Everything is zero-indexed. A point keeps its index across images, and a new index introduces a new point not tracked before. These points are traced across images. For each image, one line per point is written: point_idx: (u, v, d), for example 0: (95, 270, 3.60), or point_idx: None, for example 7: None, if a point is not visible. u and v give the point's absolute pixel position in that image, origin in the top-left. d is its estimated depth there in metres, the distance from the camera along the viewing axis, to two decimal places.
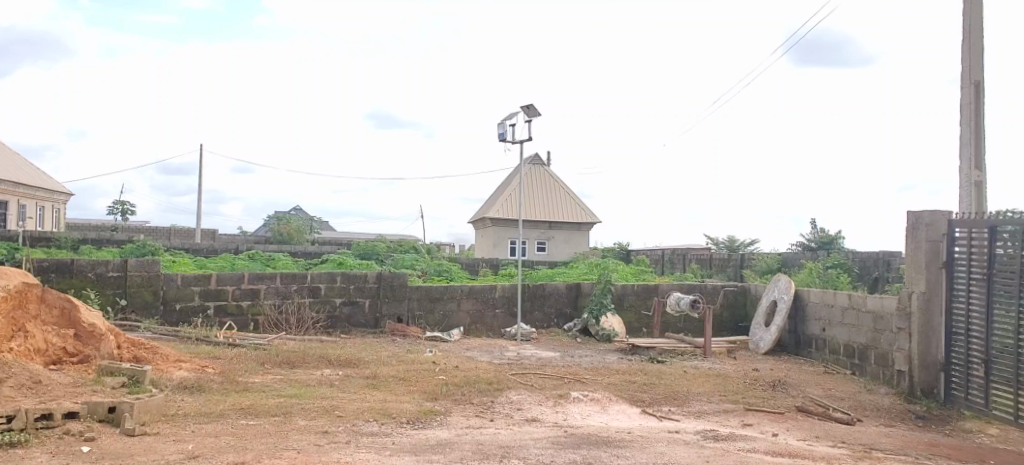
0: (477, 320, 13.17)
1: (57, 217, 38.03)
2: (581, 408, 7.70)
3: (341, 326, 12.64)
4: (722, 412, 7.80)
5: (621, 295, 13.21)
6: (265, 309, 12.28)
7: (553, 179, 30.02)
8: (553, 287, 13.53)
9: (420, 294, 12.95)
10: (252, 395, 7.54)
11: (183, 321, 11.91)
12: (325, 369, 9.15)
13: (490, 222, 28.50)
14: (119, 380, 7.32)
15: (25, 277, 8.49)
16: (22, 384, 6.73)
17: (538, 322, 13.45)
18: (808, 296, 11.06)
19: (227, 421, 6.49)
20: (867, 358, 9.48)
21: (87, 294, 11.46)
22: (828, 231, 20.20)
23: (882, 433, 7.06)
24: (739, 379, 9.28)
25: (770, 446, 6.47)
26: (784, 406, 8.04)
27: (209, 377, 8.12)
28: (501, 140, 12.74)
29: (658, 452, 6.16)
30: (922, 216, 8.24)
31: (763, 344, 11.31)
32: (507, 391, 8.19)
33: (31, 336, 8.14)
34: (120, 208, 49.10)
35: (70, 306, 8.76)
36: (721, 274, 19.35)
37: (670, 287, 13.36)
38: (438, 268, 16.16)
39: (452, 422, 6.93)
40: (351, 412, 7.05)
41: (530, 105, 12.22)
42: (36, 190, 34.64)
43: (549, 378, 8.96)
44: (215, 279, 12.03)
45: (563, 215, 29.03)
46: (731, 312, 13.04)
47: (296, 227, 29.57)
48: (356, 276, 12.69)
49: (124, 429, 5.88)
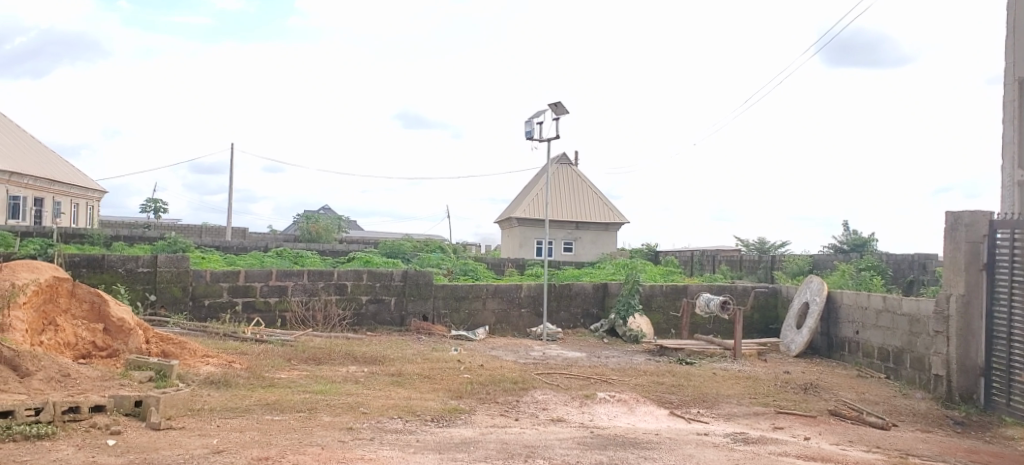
0: (502, 319, 13.10)
1: (92, 215, 38.83)
2: (608, 408, 7.59)
3: (368, 323, 12.66)
4: (752, 415, 7.64)
5: (649, 295, 13.05)
6: (292, 305, 12.32)
7: (581, 179, 29.86)
8: (580, 287, 13.41)
9: (445, 292, 12.92)
10: (278, 390, 7.53)
11: (212, 317, 11.99)
12: (350, 366, 9.13)
13: (517, 222, 28.40)
14: (147, 374, 7.33)
15: (56, 271, 8.66)
16: (50, 377, 6.84)
17: (564, 322, 13.33)
18: (841, 297, 10.81)
19: (252, 416, 6.48)
20: (902, 361, 9.24)
21: (118, 289, 11.52)
22: (860, 233, 19.91)
23: (919, 439, 6.88)
24: (770, 381, 9.11)
25: (801, 450, 6.32)
26: (816, 409, 7.88)
27: (235, 373, 8.11)
28: (528, 138, 12.65)
29: (687, 454, 6.05)
30: (962, 216, 7.99)
31: (794, 346, 11.11)
32: (533, 391, 8.10)
33: (61, 330, 8.26)
34: (152, 206, 49.90)
35: (100, 301, 8.81)
36: (751, 275, 19.12)
37: (699, 288, 13.18)
38: (464, 267, 16.17)
39: (477, 421, 6.86)
40: (376, 408, 7.01)
41: (558, 103, 12.12)
42: (72, 188, 35.33)
43: (575, 378, 8.85)
44: (244, 275, 12.10)
45: (590, 216, 28.87)
46: (762, 314, 12.83)
47: (325, 226, 29.74)
48: (381, 274, 12.70)
49: (150, 423, 5.86)
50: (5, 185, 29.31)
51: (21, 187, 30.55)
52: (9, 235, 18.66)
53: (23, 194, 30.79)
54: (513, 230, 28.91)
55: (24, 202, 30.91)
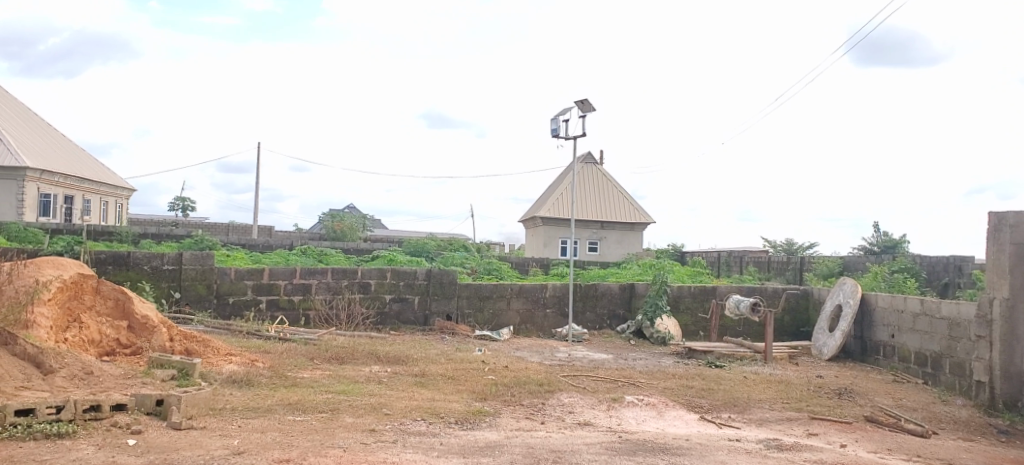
0: (527, 320, 12.94)
1: (121, 213, 39.28)
2: (636, 412, 7.40)
3: (391, 322, 12.56)
4: (785, 420, 7.42)
5: (677, 296, 12.84)
6: (315, 304, 12.26)
7: (606, 178, 29.62)
8: (606, 287, 13.21)
9: (469, 292, 12.79)
10: (300, 390, 7.43)
11: (236, 315, 11.95)
12: (373, 366, 9.02)
13: (541, 221, 28.23)
14: (169, 373, 7.26)
15: (81, 268, 8.63)
16: (73, 375, 6.80)
17: (590, 323, 13.15)
18: (875, 300, 10.52)
19: (274, 417, 6.38)
20: (941, 366, 8.95)
21: (143, 287, 11.52)
22: (891, 235, 19.50)
23: (962, 448, 6.62)
24: (802, 386, 8.87)
25: (838, 458, 6.10)
26: (851, 415, 7.63)
27: (258, 372, 8.03)
28: (554, 135, 12.48)
29: (719, 461, 5.85)
30: (1007, 216, 7.71)
31: (826, 350, 10.85)
32: (559, 393, 7.93)
33: (86, 327, 8.24)
34: (180, 205, 50.38)
35: (124, 298, 8.79)
36: (779, 277, 18.80)
37: (728, 289, 12.93)
38: (488, 266, 16.05)
39: (502, 424, 6.71)
40: (399, 410, 6.88)
41: (585, 100, 11.94)
42: (101, 186, 35.71)
43: (602, 381, 8.67)
44: (268, 273, 12.06)
45: (615, 216, 28.61)
46: (792, 316, 12.56)
47: (350, 225, 29.79)
48: (405, 272, 12.60)
49: (171, 423, 5.77)
50: (37, 183, 29.69)
51: (52, 184, 30.95)
52: (39, 232, 18.85)
53: (54, 192, 31.19)
54: (538, 229, 28.74)
55: (55, 200, 31.30)
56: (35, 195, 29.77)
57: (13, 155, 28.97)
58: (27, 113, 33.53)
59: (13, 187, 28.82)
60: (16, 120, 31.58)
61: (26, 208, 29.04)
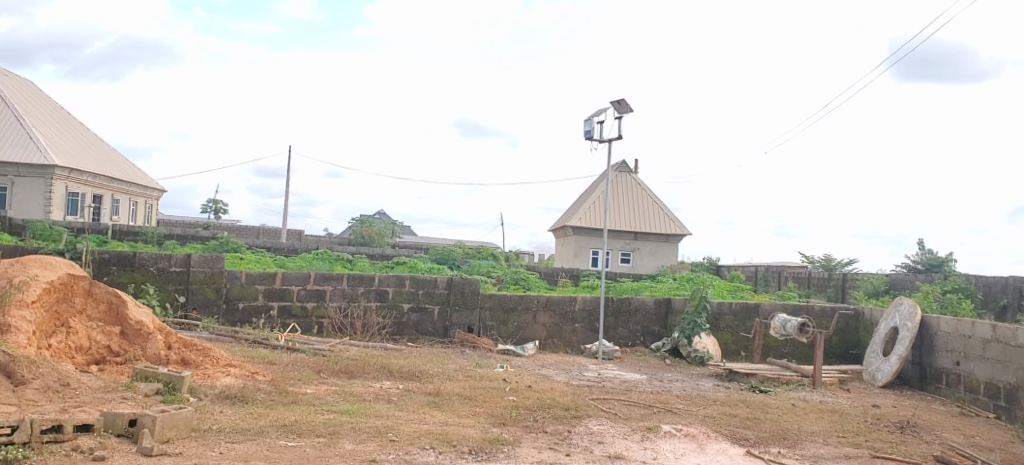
0: (554, 334, 12.11)
1: (151, 213, 39.13)
2: (674, 444, 6.56)
3: (409, 333, 11.83)
4: (843, 458, 6.52)
5: (717, 314, 11.96)
6: (329, 312, 11.57)
7: (638, 187, 28.75)
8: (640, 301, 12.35)
9: (493, 303, 11.99)
10: (299, 409, 6.69)
11: (245, 321, 11.29)
12: (385, 382, 8.28)
13: (572, 230, 27.43)
14: (154, 387, 6.54)
15: (72, 268, 7.96)
16: (47, 386, 6.14)
17: (621, 339, 12.30)
18: (937, 324, 9.52)
19: (264, 441, 5.65)
20: (1018, 400, 8.01)
21: (147, 290, 10.88)
22: (937, 252, 18.40)
23: None
24: (859, 417, 7.94)
25: None
26: (918, 454, 6.71)
27: (256, 386, 7.30)
28: (587, 138, 11.68)
29: None
30: None
31: (881, 376, 9.89)
32: (587, 420, 7.09)
33: (73, 333, 7.61)
34: (212, 207, 50.42)
35: (118, 301, 8.06)
36: (820, 294, 17.77)
37: (772, 307, 11.99)
38: (515, 275, 15.26)
39: (521, 455, 5.90)
40: (406, 436, 6.10)
41: (622, 100, 11.13)
42: (132, 185, 35.53)
43: (635, 406, 7.83)
44: (281, 278, 11.39)
45: (647, 226, 27.69)
46: (841, 338, 11.61)
47: (379, 231, 29.20)
48: (424, 281, 11.86)
49: (140, 448, 5.05)
50: (65, 181, 29.45)
51: (80, 183, 30.76)
52: (61, 229, 18.44)
53: (83, 191, 31.02)
54: (568, 239, 27.93)
55: (82, 199, 31.07)
56: (63, 193, 29.58)
57: (42, 152, 28.74)
58: (59, 113, 33.45)
59: (42, 184, 28.63)
60: (48, 119, 31.46)
61: (54, 206, 28.80)
